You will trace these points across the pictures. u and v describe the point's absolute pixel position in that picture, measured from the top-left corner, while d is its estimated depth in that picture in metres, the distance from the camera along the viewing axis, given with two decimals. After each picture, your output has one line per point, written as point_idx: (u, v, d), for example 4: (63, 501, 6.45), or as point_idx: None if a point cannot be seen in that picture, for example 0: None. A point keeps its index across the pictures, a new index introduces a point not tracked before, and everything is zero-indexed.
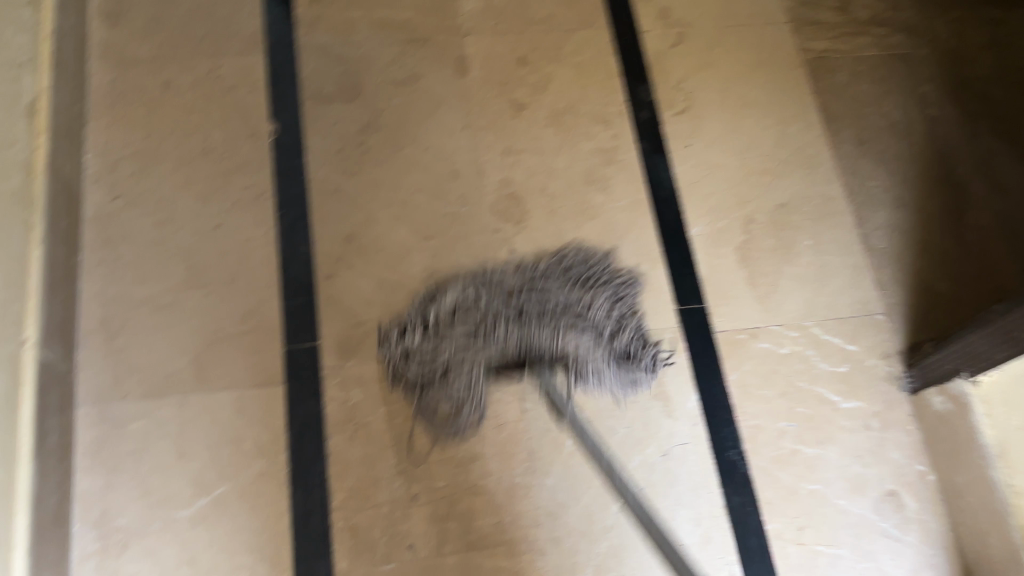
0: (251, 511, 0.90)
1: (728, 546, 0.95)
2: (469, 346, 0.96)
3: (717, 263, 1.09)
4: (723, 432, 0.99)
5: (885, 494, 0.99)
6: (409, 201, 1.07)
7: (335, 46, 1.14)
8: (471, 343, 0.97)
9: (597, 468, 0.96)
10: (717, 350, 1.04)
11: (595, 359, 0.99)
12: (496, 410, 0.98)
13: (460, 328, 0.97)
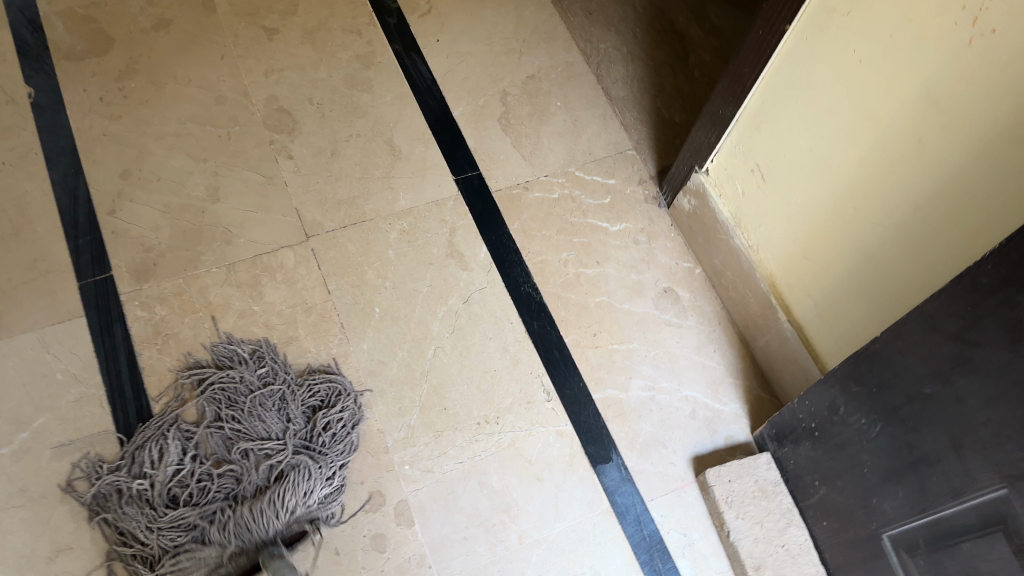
0: (76, 432, 0.92)
1: (535, 363, 1.05)
2: (185, 524, 0.88)
3: (483, 135, 1.20)
4: (515, 271, 1.11)
5: (662, 292, 1.12)
6: (180, 131, 1.11)
7: (78, 8, 1.17)
8: (192, 545, 0.87)
9: (407, 325, 1.05)
10: (497, 206, 1.15)
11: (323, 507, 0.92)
12: (304, 296, 1.04)
13: (152, 528, 0.87)
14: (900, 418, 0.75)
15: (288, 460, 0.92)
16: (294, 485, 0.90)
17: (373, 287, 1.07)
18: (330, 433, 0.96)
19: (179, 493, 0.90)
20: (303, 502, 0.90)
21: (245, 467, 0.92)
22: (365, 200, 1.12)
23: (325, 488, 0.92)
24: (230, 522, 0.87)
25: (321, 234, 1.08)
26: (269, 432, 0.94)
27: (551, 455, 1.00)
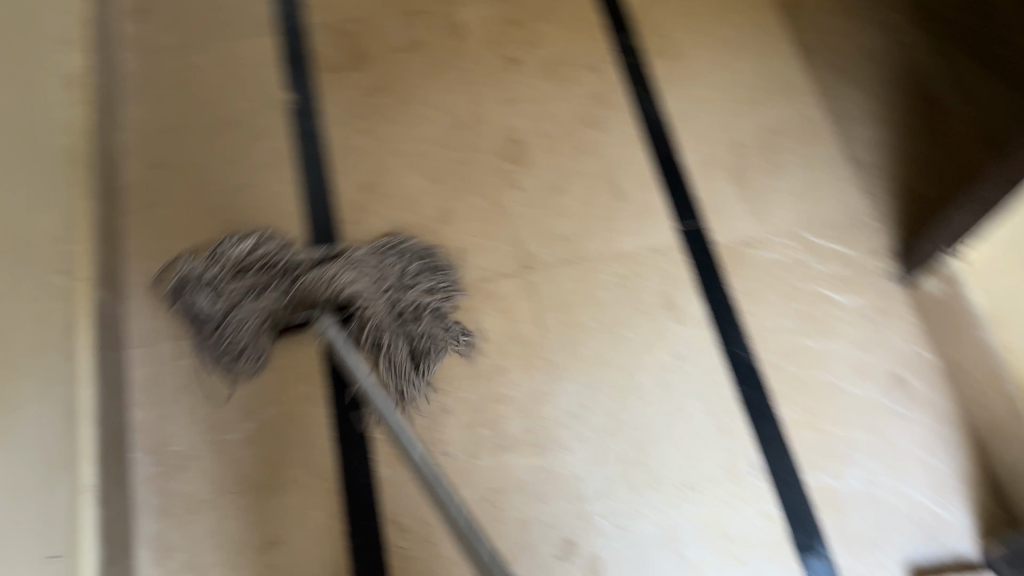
0: (297, 429, 0.96)
1: (744, 433, 1.00)
2: (253, 295, 0.94)
3: (711, 185, 1.16)
4: (731, 332, 1.05)
5: (889, 377, 1.04)
6: (418, 151, 1.15)
7: (339, 23, 1.24)
8: (259, 291, 0.94)
9: (615, 372, 1.02)
10: (718, 261, 1.10)
11: (375, 332, 0.97)
12: (517, 328, 1.04)
13: (226, 292, 0.94)
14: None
15: (366, 271, 0.99)
16: (341, 275, 0.96)
17: (584, 327, 1.05)
18: (410, 287, 1.01)
19: (267, 257, 0.97)
20: (350, 284, 0.96)
21: (326, 275, 0.95)
22: (585, 238, 1.10)
23: (392, 309, 0.98)
24: (300, 287, 0.95)
25: (539, 268, 1.08)
26: (366, 276, 0.98)
27: (754, 536, 0.94)
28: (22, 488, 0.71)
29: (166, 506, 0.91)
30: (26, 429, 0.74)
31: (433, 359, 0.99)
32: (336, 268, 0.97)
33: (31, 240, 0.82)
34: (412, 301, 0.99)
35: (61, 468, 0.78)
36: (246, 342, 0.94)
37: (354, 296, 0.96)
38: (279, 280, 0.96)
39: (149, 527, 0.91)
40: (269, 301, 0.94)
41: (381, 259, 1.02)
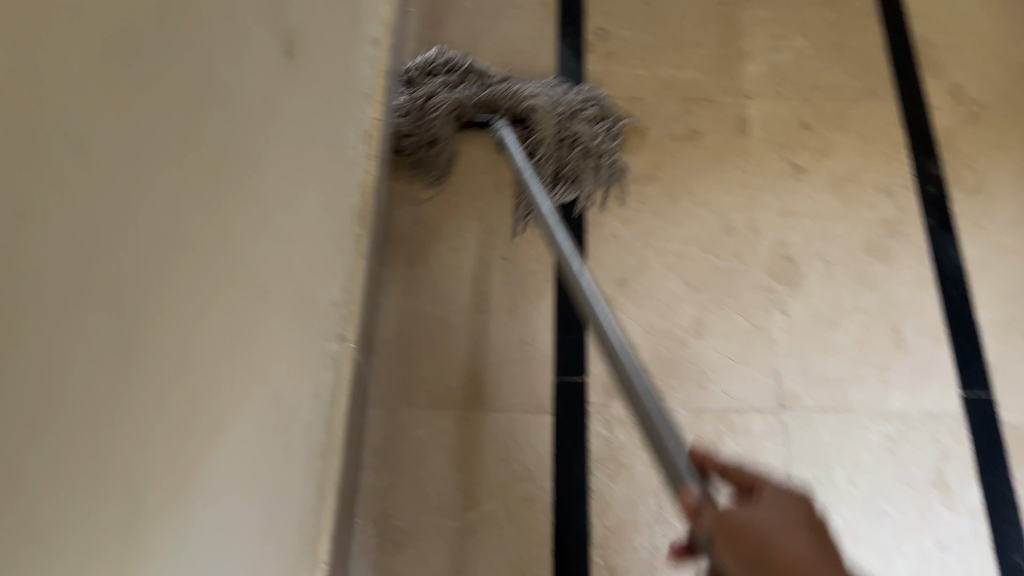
0: (519, 530, 0.93)
1: None
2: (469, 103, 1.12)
3: (1007, 352, 1.02)
4: (1009, 536, 0.93)
5: None
6: (684, 253, 1.08)
7: (621, 99, 1.19)
8: (454, 87, 1.14)
9: (866, 551, 0.92)
10: (1005, 445, 0.97)
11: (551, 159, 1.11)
12: (763, 474, 0.96)
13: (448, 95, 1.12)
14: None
15: (545, 134, 1.12)
16: (539, 109, 1.12)
17: (838, 489, 0.95)
18: (575, 120, 1.13)
19: (479, 86, 1.14)
20: (535, 100, 1.12)
21: (518, 89, 1.12)
22: (852, 387, 1.00)
23: (552, 132, 1.12)
24: (496, 92, 1.12)
25: (797, 411, 0.99)
26: (548, 97, 1.13)
27: None
28: None
29: None
30: (285, 523, 0.73)
31: (576, 180, 1.11)
32: (529, 92, 1.13)
33: (313, 319, 0.79)
34: (574, 140, 1.12)
35: (307, 551, 0.78)
36: (436, 124, 1.10)
37: (538, 122, 1.11)
38: (476, 88, 1.13)
39: None
40: (466, 95, 1.12)
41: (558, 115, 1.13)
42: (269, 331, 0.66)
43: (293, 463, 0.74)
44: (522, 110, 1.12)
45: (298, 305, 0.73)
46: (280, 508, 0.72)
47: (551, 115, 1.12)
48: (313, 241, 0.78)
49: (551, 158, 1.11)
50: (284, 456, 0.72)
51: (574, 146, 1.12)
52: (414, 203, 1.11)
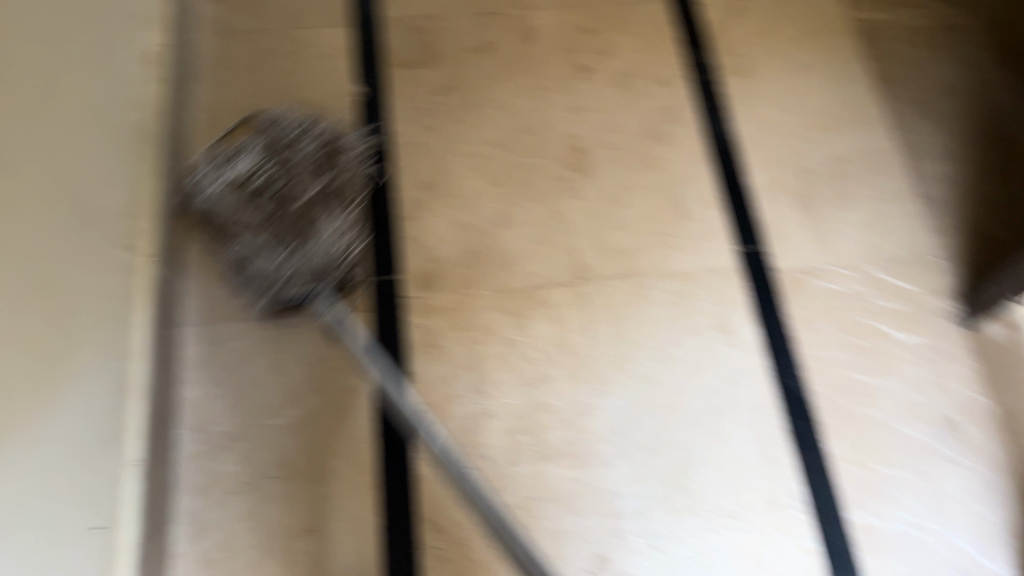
0: (340, 421, 0.97)
1: (789, 464, 0.98)
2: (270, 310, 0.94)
3: (775, 209, 1.14)
4: (783, 361, 1.04)
5: (946, 423, 1.01)
6: (482, 153, 1.15)
7: (414, 19, 1.24)
8: (218, 165, 0.95)
9: (660, 391, 1.02)
10: (776, 288, 1.09)
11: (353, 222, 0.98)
12: (566, 338, 1.05)
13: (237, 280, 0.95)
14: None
15: (308, 168, 0.97)
16: (328, 226, 0.95)
17: (634, 344, 1.05)
18: (306, 138, 0.99)
19: (217, 205, 0.93)
20: (327, 223, 0.95)
21: (298, 215, 0.93)
22: (642, 254, 1.11)
23: (338, 224, 0.96)
24: (284, 247, 0.92)
25: (595, 280, 1.08)
26: (307, 171, 0.97)
27: (790, 568, 0.93)
28: (68, 473, 0.74)
29: (210, 485, 0.93)
30: (77, 408, 0.77)
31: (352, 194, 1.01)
32: (310, 199, 0.95)
33: (88, 225, 0.83)
34: (330, 160, 1.00)
35: (107, 444, 0.81)
36: (245, 242, 0.92)
37: (307, 199, 0.94)
38: (246, 213, 0.93)
39: (190, 503, 0.92)
40: (250, 240, 0.92)
41: (292, 150, 0.98)
42: (14, 266, 0.68)
43: (79, 356, 0.78)
44: (326, 258, 0.92)
45: (64, 206, 0.78)
46: (69, 393, 0.76)
47: (315, 178, 0.97)
48: (78, 146, 0.82)
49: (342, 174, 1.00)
50: (66, 345, 0.76)
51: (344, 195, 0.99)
52: (212, 76, 1.18)
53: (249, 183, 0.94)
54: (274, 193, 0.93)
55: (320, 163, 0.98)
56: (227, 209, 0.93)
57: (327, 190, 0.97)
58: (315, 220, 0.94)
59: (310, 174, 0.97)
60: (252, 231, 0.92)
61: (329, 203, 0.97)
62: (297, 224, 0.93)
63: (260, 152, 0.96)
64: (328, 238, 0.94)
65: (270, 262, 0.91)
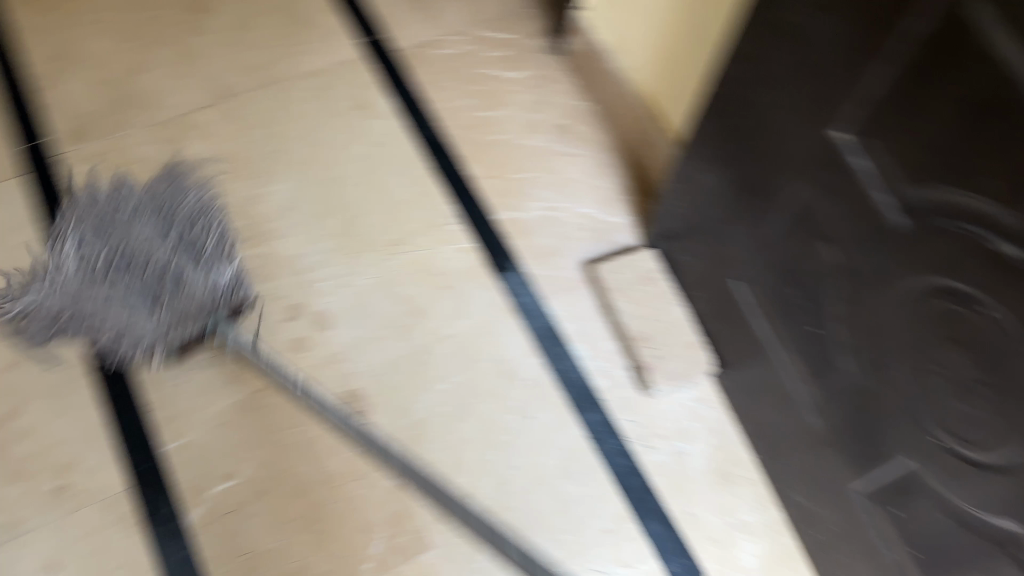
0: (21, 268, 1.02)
1: (437, 192, 1.13)
2: (114, 262, 0.98)
3: (385, 4, 1.29)
4: (418, 117, 1.18)
5: (557, 127, 1.21)
6: (107, 19, 1.23)
7: None
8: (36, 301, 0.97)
9: (317, 166, 1.12)
10: (399, 62, 1.23)
11: (151, 262, 0.99)
12: (221, 147, 1.12)
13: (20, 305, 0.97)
14: (744, 162, 0.83)
15: (109, 289, 0.96)
16: (190, 273, 0.98)
17: (286, 136, 1.14)
18: (153, 220, 1.02)
19: (112, 241, 1.00)
20: (161, 260, 0.98)
21: (81, 272, 0.97)
22: (276, 64, 1.20)
23: (229, 276, 1.00)
24: (178, 245, 1.01)
25: (236, 96, 1.16)
26: (144, 236, 1.01)
27: (454, 267, 1.08)
28: None
29: None
30: None
31: (206, 256, 1.01)
32: (122, 286, 0.97)
33: None
34: (174, 215, 1.03)
35: None
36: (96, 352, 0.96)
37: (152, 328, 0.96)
38: (62, 301, 0.96)
39: None
40: (126, 319, 0.95)
41: (67, 234, 1.01)
42: None
43: None
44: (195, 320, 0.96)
45: None
46: None
47: (156, 236, 1.01)
48: None
49: (178, 242, 1.01)
50: None
51: (174, 219, 1.03)
52: None
53: (63, 292, 0.96)
54: (96, 275, 0.97)
55: (161, 233, 1.02)
56: (60, 300, 0.96)
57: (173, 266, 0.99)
58: (158, 273, 0.98)
59: (157, 255, 0.99)
60: (70, 294, 0.96)
61: (174, 252, 0.99)
62: (151, 302, 0.96)
63: (72, 259, 0.98)
64: (145, 247, 1.00)
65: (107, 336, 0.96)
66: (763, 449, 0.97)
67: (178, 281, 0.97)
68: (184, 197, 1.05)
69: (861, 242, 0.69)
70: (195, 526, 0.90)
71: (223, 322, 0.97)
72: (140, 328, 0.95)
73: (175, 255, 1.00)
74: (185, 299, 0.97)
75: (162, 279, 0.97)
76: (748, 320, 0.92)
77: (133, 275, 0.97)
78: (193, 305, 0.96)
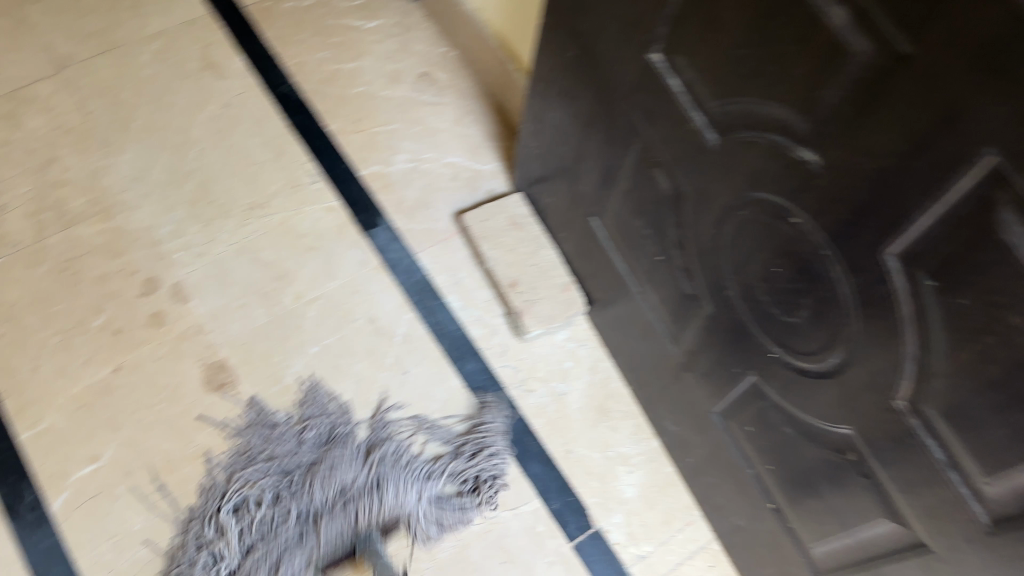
0: None
1: (299, 151, 1.10)
2: (276, 497, 0.90)
3: None
4: (272, 74, 1.14)
5: (420, 75, 1.18)
6: None
7: None
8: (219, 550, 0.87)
9: (167, 134, 1.07)
10: (249, 18, 1.17)
11: (322, 487, 0.91)
12: (61, 120, 1.06)
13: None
14: (582, 95, 0.82)
15: (289, 532, 0.89)
16: (397, 494, 0.93)
17: (131, 104, 1.09)
18: (300, 450, 0.93)
19: (270, 450, 0.92)
20: (332, 492, 0.91)
21: (249, 515, 0.89)
22: (115, 28, 1.13)
23: (430, 474, 0.94)
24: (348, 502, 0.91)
25: (73, 65, 1.10)
26: (320, 467, 0.92)
27: (320, 227, 1.06)
28: None
29: None
30: None
31: (385, 450, 0.95)
32: (295, 535, 0.89)
33: None
34: (333, 435, 0.94)
35: None
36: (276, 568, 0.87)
37: (328, 526, 0.90)
38: (266, 551, 0.88)
39: None
40: (314, 547, 0.89)
41: (235, 493, 0.89)
42: None
43: None
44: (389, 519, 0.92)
45: None
46: None
47: (306, 459, 0.93)
48: None
49: (325, 445, 0.93)
50: None
51: (325, 444, 0.94)
52: None
53: (242, 538, 0.88)
54: (276, 525, 0.89)
55: (305, 453, 0.93)
56: (272, 551, 0.88)
57: (347, 479, 0.93)
58: (342, 489, 0.92)
59: (336, 466, 0.92)
60: (272, 555, 0.88)
61: (320, 490, 0.91)
62: (327, 546, 0.89)
63: (210, 514, 0.88)
64: (314, 466, 0.92)
65: (291, 564, 0.88)
66: (636, 382, 0.98)
67: (414, 518, 0.93)
68: (313, 421, 0.95)
69: (687, 164, 0.70)
70: (58, 513, 0.87)
71: (409, 513, 0.92)
72: (335, 528, 0.90)
73: (345, 446, 0.94)
74: (400, 490, 0.93)
75: (367, 515, 0.91)
76: (609, 256, 0.91)
77: (306, 516, 0.90)
78: (387, 504, 0.92)
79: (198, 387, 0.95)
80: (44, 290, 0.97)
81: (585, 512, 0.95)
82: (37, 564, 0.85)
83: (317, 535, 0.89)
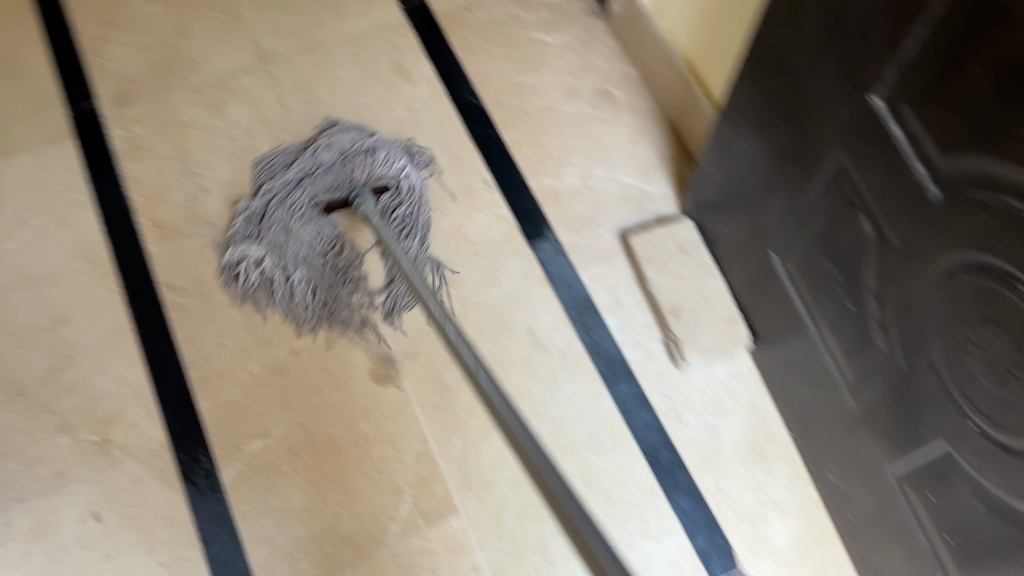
0: (69, 230, 1.05)
1: (475, 158, 1.12)
2: (291, 225, 1.04)
3: None
4: (457, 83, 1.17)
5: (598, 93, 1.18)
6: None
7: None
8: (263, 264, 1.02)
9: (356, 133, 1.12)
10: (440, 26, 1.21)
11: (318, 204, 1.05)
12: (262, 112, 1.13)
13: (288, 282, 1.02)
14: (781, 131, 0.80)
15: (304, 261, 1.03)
16: (388, 157, 1.08)
17: (325, 102, 1.14)
18: (311, 185, 1.05)
19: (299, 226, 1.04)
20: (319, 198, 1.05)
21: (282, 236, 1.03)
22: (317, 29, 1.20)
23: (400, 173, 1.07)
24: (347, 164, 1.07)
25: (277, 61, 1.17)
26: (321, 190, 1.05)
27: (489, 235, 1.08)
28: None
29: None
30: None
31: (370, 161, 1.07)
32: (312, 250, 1.03)
33: None
34: (346, 178, 1.06)
35: None
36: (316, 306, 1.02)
37: (347, 257, 1.04)
38: (296, 263, 1.02)
39: None
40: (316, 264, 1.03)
41: (267, 215, 1.04)
42: None
43: None
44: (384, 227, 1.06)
45: None
46: None
47: (325, 196, 1.05)
48: None
49: (329, 176, 1.06)
50: None
51: (319, 155, 1.07)
52: None
53: (292, 284, 1.02)
54: (302, 224, 1.03)
55: (314, 190, 1.05)
56: (302, 267, 1.03)
57: (333, 185, 1.06)
58: (329, 191, 1.05)
59: (326, 185, 1.06)
60: (311, 264, 1.03)
61: (314, 194, 1.05)
62: (326, 245, 1.04)
63: (270, 253, 1.02)
64: (325, 188, 1.06)
65: (307, 298, 1.02)
66: (799, 427, 0.95)
67: (400, 181, 1.07)
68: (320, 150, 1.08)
69: (898, 214, 0.66)
70: (230, 482, 0.93)
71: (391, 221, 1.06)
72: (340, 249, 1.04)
73: (344, 181, 1.06)
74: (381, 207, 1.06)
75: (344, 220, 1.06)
76: (787, 296, 0.89)
77: (324, 248, 1.04)
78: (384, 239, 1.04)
79: (365, 378, 0.99)
80: (235, 270, 1.03)
81: (731, 553, 0.93)
82: (208, 528, 0.91)
83: (326, 250, 1.04)
